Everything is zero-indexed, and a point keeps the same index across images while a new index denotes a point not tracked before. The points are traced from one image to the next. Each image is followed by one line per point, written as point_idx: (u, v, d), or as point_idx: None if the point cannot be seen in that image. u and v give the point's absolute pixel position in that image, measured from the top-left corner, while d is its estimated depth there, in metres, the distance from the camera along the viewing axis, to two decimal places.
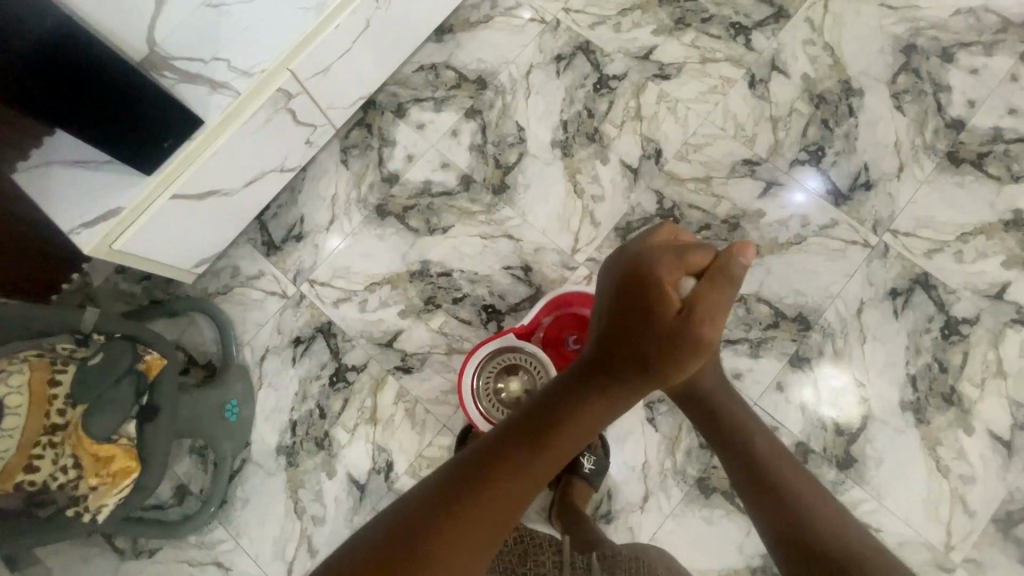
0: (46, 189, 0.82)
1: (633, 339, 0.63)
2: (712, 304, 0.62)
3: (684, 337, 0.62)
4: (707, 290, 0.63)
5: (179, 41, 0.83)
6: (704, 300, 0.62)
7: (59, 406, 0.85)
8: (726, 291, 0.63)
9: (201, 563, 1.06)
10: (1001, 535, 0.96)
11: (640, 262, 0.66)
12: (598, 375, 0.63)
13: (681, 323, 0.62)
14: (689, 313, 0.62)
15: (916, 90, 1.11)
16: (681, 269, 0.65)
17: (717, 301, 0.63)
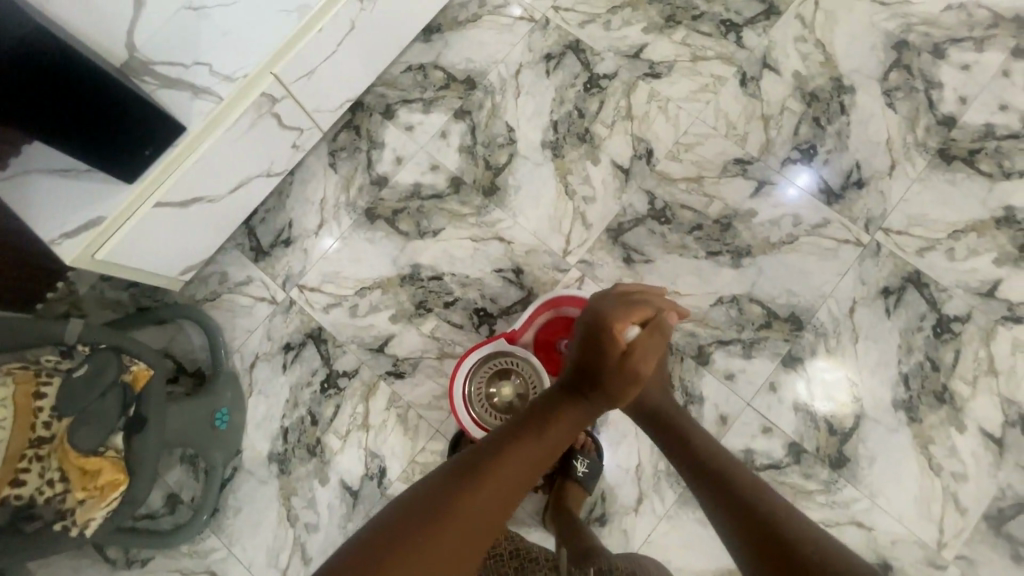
0: (25, 198, 0.79)
1: (593, 367, 0.72)
2: (654, 347, 0.75)
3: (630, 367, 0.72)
4: (652, 335, 0.75)
5: (157, 45, 0.78)
6: (647, 343, 0.75)
7: (44, 418, 0.84)
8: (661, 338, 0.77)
9: (194, 572, 1.05)
10: (992, 532, 0.96)
11: (597, 313, 0.79)
12: (567, 397, 0.69)
13: (631, 356, 0.72)
14: (635, 351, 0.73)
15: (908, 87, 1.11)
16: (631, 317, 0.77)
17: (657, 346, 0.75)
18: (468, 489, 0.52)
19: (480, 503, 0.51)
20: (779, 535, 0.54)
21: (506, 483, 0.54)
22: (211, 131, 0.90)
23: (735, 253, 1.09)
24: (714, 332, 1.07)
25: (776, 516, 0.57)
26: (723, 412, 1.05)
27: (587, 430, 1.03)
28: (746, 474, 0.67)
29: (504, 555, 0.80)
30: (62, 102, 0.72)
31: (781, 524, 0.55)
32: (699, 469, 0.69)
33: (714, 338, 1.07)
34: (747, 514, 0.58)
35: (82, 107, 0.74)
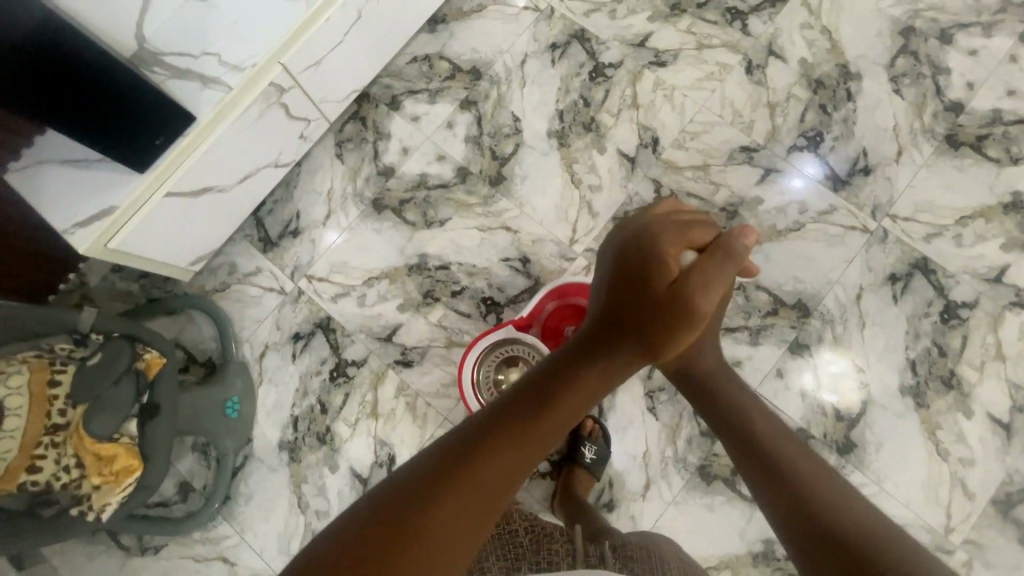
0: (37, 188, 0.82)
1: (633, 311, 0.62)
2: (717, 274, 0.62)
3: (678, 308, 0.60)
4: (712, 263, 0.63)
5: (171, 37, 0.81)
6: (702, 272, 0.62)
7: (59, 406, 0.87)
8: (726, 267, 0.63)
9: (207, 559, 1.06)
10: (1000, 516, 0.97)
11: (643, 234, 0.65)
12: (598, 347, 0.61)
13: (685, 285, 0.61)
14: (688, 280, 0.61)
15: (915, 73, 1.10)
16: (683, 241, 0.65)
17: (719, 274, 0.62)
18: (486, 447, 0.48)
19: (536, 414, 0.52)
20: (808, 494, 0.54)
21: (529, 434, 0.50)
22: (220, 120, 0.90)
23: None
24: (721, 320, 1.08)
25: (810, 477, 0.56)
26: None
27: (594, 417, 1.04)
28: (782, 428, 0.66)
29: (520, 530, 0.75)
30: (71, 91, 0.73)
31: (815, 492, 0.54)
32: (735, 415, 0.70)
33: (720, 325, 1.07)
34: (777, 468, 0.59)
35: (93, 96, 0.74)
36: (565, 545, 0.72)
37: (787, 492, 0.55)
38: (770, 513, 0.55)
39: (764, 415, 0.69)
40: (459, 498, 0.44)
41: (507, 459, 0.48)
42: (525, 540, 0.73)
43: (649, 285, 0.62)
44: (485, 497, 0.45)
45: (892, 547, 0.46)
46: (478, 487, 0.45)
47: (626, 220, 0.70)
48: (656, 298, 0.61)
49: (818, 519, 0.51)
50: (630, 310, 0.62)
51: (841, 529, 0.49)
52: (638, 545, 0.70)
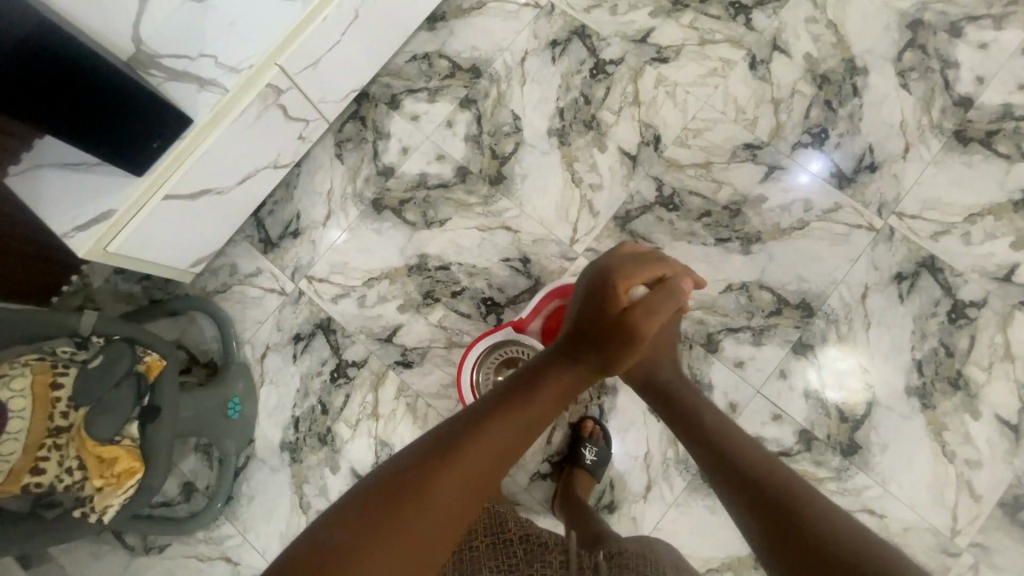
0: (37, 193, 0.82)
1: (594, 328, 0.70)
2: (665, 301, 0.73)
3: (625, 326, 0.69)
4: (663, 293, 0.74)
5: (167, 40, 0.79)
6: (650, 301, 0.72)
7: (61, 408, 0.87)
8: (673, 299, 0.75)
9: (209, 558, 1.07)
10: (1007, 519, 0.95)
11: (605, 270, 0.78)
12: (562, 359, 0.66)
13: (637, 308, 0.71)
14: (638, 306, 0.71)
15: (923, 67, 1.08)
16: (637, 277, 0.78)
17: (666, 302, 0.73)
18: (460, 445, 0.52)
19: (504, 419, 0.56)
20: (782, 501, 0.54)
21: (497, 435, 0.54)
22: (218, 122, 0.89)
23: (745, 239, 1.08)
24: (723, 320, 1.06)
25: (779, 482, 0.57)
26: (732, 399, 1.05)
27: (595, 418, 1.04)
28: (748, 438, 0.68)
29: (514, 541, 0.74)
30: (66, 96, 0.73)
31: (781, 494, 0.55)
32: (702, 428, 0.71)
33: (723, 325, 1.06)
34: (750, 479, 0.59)
35: (88, 100, 0.74)
36: (558, 555, 0.71)
37: (761, 502, 0.55)
38: (745, 526, 0.55)
39: (731, 426, 0.71)
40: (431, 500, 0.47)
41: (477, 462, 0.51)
42: (519, 552, 0.73)
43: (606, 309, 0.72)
44: (453, 499, 0.48)
45: (867, 551, 0.47)
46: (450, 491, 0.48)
47: (595, 261, 0.83)
48: (611, 320, 0.70)
49: (796, 526, 0.51)
50: (591, 326, 0.70)
51: (819, 532, 0.49)
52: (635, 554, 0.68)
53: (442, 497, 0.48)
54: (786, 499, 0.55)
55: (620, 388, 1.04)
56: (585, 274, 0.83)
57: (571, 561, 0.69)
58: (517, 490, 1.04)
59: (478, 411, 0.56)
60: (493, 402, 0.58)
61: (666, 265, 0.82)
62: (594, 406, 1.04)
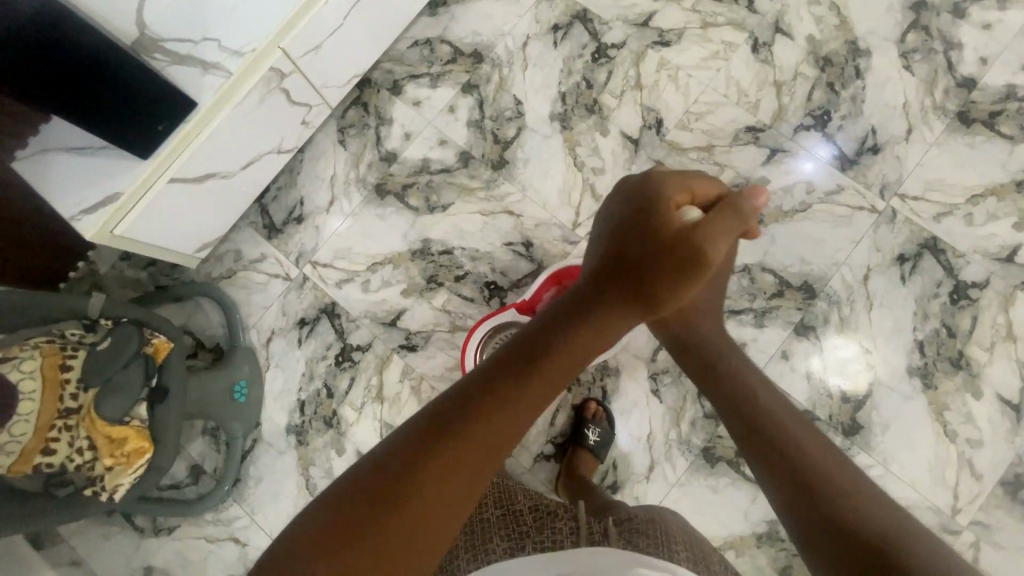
0: (45, 176, 0.83)
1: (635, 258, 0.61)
2: (719, 238, 0.62)
3: (678, 255, 0.60)
4: (717, 217, 0.63)
5: (169, 25, 0.80)
6: (708, 226, 0.62)
7: (71, 390, 0.89)
8: (733, 224, 0.64)
9: (218, 539, 1.09)
10: (1008, 497, 0.96)
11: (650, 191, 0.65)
12: (600, 283, 0.60)
13: (695, 237, 0.60)
14: (696, 230, 0.61)
15: (926, 48, 1.08)
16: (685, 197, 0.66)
17: (723, 231, 0.62)
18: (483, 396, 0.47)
19: (544, 349, 0.51)
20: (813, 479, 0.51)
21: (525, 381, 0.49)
22: (219, 108, 0.90)
23: None
24: (725, 302, 1.07)
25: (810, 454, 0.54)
26: None
27: (598, 399, 1.05)
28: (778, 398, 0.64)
29: (524, 512, 0.74)
30: (68, 79, 0.73)
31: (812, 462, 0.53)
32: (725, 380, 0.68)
33: (726, 307, 1.07)
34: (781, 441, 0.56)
35: (90, 85, 0.75)
36: (569, 522, 0.71)
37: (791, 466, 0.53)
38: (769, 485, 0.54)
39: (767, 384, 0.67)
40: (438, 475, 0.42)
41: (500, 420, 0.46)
42: (530, 521, 0.72)
43: (654, 234, 0.61)
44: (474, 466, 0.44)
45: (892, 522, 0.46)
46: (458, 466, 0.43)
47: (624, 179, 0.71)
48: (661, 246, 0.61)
49: (819, 497, 0.49)
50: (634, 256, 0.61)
51: (857, 522, 0.46)
52: (643, 520, 0.69)
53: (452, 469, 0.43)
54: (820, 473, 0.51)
55: (623, 370, 1.05)
56: (613, 197, 0.69)
57: (581, 527, 0.69)
58: (521, 472, 1.05)
59: (508, 352, 0.51)
60: (523, 340, 0.52)
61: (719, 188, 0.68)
62: (598, 387, 1.05)
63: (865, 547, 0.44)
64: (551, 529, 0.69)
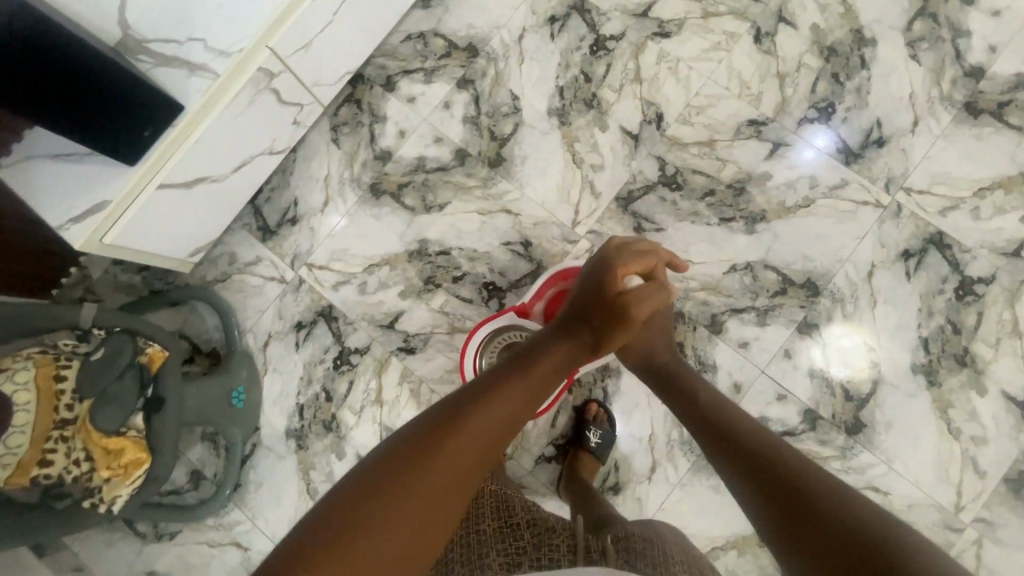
0: (31, 182, 0.81)
1: (584, 313, 0.75)
2: (651, 297, 0.77)
3: (617, 311, 0.74)
4: (656, 283, 0.79)
5: (153, 24, 0.80)
6: (644, 292, 0.77)
7: (66, 401, 0.88)
8: (662, 293, 0.79)
9: (220, 544, 1.09)
10: (1012, 494, 0.95)
11: (604, 261, 0.81)
12: (557, 335, 0.72)
13: (629, 299, 0.75)
14: (631, 293, 0.76)
15: (934, 36, 1.04)
16: (635, 267, 0.81)
17: (654, 294, 0.77)
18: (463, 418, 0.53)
19: (511, 387, 0.59)
20: (767, 465, 0.57)
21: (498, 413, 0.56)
22: (209, 110, 0.86)
23: (749, 219, 1.06)
24: (727, 300, 1.05)
25: (764, 449, 0.60)
26: (737, 379, 1.04)
27: (599, 401, 1.04)
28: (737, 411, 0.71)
29: (521, 530, 0.72)
30: (46, 86, 0.71)
31: (768, 459, 0.58)
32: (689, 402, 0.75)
33: (728, 306, 1.05)
34: (741, 449, 0.61)
35: (70, 90, 0.72)
36: (566, 539, 0.69)
37: (755, 469, 0.57)
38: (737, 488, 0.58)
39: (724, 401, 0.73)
40: (436, 469, 0.48)
41: (477, 436, 0.52)
42: (528, 538, 0.71)
43: (601, 292, 0.76)
44: (456, 481, 0.49)
45: (847, 495, 0.50)
46: (452, 468, 0.49)
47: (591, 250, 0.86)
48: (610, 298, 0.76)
49: (782, 487, 0.53)
50: (585, 311, 0.75)
51: (813, 501, 0.50)
52: (642, 540, 0.67)
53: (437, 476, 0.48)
54: (779, 464, 0.56)
55: (624, 371, 1.04)
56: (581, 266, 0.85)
57: (580, 545, 0.67)
58: (523, 474, 1.04)
59: (480, 386, 0.58)
60: (502, 369, 0.62)
61: (658, 254, 0.85)
62: (598, 388, 1.04)
63: (815, 519, 0.48)
64: (548, 547, 0.68)
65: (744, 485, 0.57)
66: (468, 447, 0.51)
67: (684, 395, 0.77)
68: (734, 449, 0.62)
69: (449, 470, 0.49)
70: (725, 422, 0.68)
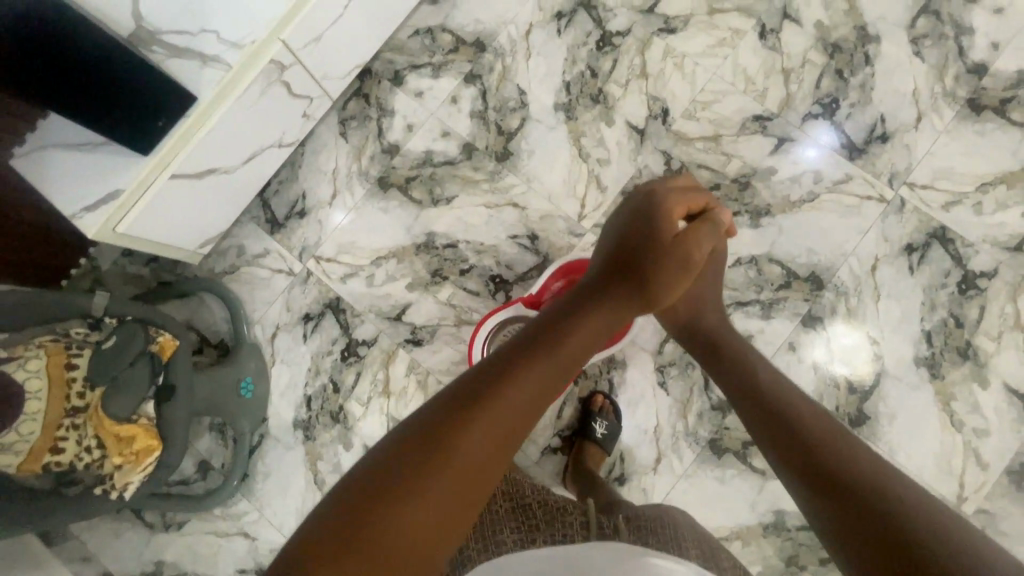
0: (45, 172, 0.83)
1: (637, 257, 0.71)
2: (704, 239, 0.75)
3: (670, 255, 0.72)
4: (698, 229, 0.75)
5: (167, 16, 0.80)
6: (695, 234, 0.75)
7: (78, 389, 0.88)
8: (706, 238, 0.75)
9: (228, 534, 1.09)
10: (1013, 486, 0.96)
11: (653, 202, 0.77)
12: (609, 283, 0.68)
13: (679, 245, 0.73)
14: (681, 239, 0.74)
15: (937, 34, 1.05)
16: (683, 208, 0.78)
17: (704, 240, 0.75)
18: (521, 363, 0.53)
19: (568, 331, 0.59)
20: (806, 436, 0.56)
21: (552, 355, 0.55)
22: (219, 102, 0.87)
23: (754, 213, 1.07)
24: (732, 294, 1.06)
25: (807, 418, 0.59)
26: None
27: (605, 392, 1.05)
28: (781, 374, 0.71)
29: (536, 513, 0.73)
30: (63, 76, 0.72)
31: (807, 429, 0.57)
32: (727, 361, 0.75)
33: (732, 299, 1.06)
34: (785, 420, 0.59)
35: (76, 77, 0.72)
36: (578, 516, 0.71)
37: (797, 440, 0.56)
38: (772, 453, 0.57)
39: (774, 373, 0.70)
40: (495, 413, 0.48)
41: (533, 381, 0.52)
42: (541, 517, 0.73)
43: (654, 235, 0.73)
44: (515, 420, 0.49)
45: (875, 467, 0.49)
46: (502, 415, 0.48)
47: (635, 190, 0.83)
48: (649, 248, 0.72)
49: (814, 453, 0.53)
50: (639, 253, 0.72)
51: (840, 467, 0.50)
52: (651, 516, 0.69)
53: (497, 415, 0.48)
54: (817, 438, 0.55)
55: (629, 363, 1.05)
56: (615, 214, 0.81)
57: (591, 522, 0.69)
58: (529, 465, 1.05)
59: (535, 327, 0.59)
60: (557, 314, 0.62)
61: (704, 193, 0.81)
62: (605, 380, 1.05)
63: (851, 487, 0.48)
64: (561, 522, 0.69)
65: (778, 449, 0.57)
66: (519, 391, 0.50)
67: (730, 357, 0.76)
68: (781, 414, 0.61)
69: (510, 411, 0.49)
70: (778, 393, 0.65)
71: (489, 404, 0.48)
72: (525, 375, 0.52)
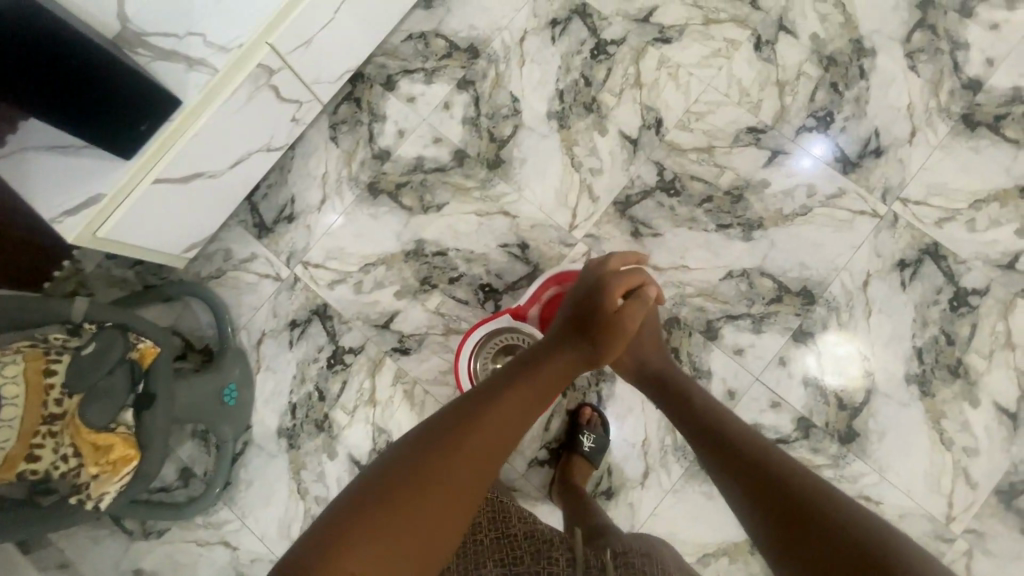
0: (24, 176, 0.81)
1: (583, 326, 0.76)
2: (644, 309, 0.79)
3: (610, 324, 0.76)
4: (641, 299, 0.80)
5: (155, 19, 0.80)
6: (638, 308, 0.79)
7: (55, 396, 0.87)
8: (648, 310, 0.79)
9: (209, 543, 1.08)
10: (1002, 506, 0.96)
11: (600, 284, 0.81)
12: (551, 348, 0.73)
13: (620, 318, 0.77)
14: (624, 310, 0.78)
15: (932, 48, 1.05)
16: (627, 283, 0.81)
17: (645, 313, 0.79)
18: (465, 430, 0.54)
19: (511, 397, 0.61)
20: (764, 478, 0.56)
21: (496, 424, 0.57)
22: (204, 109, 0.85)
23: (746, 226, 1.06)
24: (723, 307, 1.06)
25: (762, 457, 0.60)
26: (731, 387, 1.04)
27: (593, 405, 1.03)
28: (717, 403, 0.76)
29: (523, 544, 0.72)
30: (47, 79, 0.70)
31: (762, 467, 0.58)
32: (681, 405, 0.77)
33: (723, 312, 1.05)
34: (743, 462, 0.60)
35: (53, 79, 0.71)
36: (564, 552, 0.69)
37: (754, 481, 0.57)
38: (733, 498, 0.58)
39: (722, 411, 0.73)
40: (439, 480, 0.50)
41: (478, 448, 0.54)
42: (528, 550, 0.71)
43: (598, 308, 0.78)
44: (460, 490, 0.50)
45: (837, 503, 0.50)
46: (443, 484, 0.50)
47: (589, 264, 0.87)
48: (595, 318, 0.77)
49: (778, 495, 0.53)
50: (583, 323, 0.76)
51: (803, 507, 0.50)
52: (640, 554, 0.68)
53: (443, 482, 0.50)
54: (779, 477, 0.56)
55: (618, 375, 1.03)
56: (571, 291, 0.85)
57: (577, 559, 0.67)
58: (515, 477, 1.04)
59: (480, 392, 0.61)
60: (502, 380, 0.64)
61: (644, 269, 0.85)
62: (593, 393, 1.04)
63: (820, 529, 0.47)
64: (547, 559, 0.67)
65: (739, 490, 0.57)
66: (466, 457, 0.52)
67: (678, 395, 0.79)
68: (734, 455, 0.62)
69: (453, 480, 0.50)
70: (732, 432, 0.66)
71: (459, 442, 0.53)
72: (470, 442, 0.53)
